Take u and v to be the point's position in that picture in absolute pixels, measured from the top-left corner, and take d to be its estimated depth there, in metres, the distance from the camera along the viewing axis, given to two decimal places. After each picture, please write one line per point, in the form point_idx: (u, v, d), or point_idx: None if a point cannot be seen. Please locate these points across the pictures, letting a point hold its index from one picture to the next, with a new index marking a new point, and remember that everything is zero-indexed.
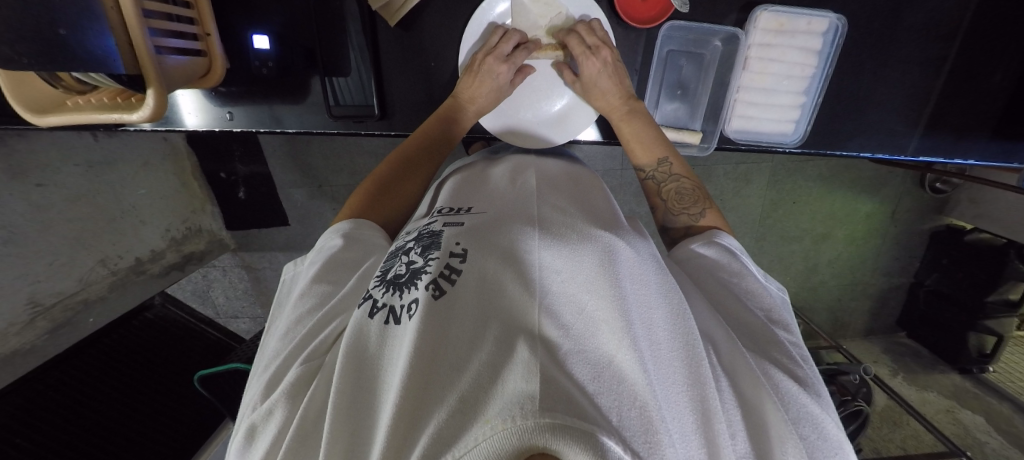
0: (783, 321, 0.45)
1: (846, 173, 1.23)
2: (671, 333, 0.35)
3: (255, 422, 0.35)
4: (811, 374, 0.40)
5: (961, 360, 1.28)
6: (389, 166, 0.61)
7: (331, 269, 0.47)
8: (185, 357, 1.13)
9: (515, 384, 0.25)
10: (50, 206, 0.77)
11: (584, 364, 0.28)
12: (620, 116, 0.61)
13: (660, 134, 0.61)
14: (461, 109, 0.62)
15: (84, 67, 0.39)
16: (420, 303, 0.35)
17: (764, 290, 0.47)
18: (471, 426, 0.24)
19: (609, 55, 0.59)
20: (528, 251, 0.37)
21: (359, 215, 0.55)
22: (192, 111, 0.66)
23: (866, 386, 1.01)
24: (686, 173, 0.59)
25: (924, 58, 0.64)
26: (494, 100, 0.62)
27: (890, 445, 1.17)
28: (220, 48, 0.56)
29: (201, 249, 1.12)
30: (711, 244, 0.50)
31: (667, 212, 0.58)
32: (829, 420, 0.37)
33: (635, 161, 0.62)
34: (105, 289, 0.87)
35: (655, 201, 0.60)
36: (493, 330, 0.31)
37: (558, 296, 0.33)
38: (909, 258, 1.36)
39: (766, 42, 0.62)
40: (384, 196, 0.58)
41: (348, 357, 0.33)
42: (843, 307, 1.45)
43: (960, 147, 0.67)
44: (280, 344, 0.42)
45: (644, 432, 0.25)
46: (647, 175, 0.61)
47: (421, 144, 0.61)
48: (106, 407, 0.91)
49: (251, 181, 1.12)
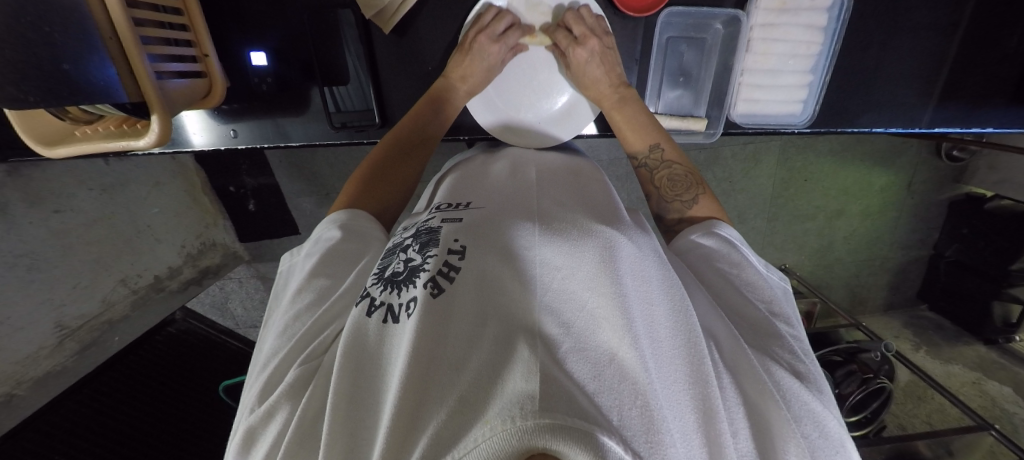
0: (785, 315, 0.44)
1: (857, 146, 1.20)
2: (672, 330, 0.34)
3: (253, 425, 0.36)
4: (813, 371, 0.40)
5: (985, 331, 1.26)
6: (380, 152, 0.60)
7: (329, 261, 0.48)
8: (208, 370, 1.17)
9: (515, 383, 0.25)
10: (69, 231, 0.79)
11: (584, 361, 0.28)
12: (611, 105, 0.61)
13: (651, 119, 0.60)
14: (452, 90, 0.61)
15: (89, 99, 0.40)
16: (418, 301, 0.35)
17: (764, 283, 0.46)
18: (471, 427, 0.24)
19: (595, 44, 0.58)
20: (526, 248, 0.37)
21: (353, 204, 0.55)
22: (197, 131, 0.67)
23: (889, 363, 0.99)
24: (680, 160, 0.58)
25: (935, 26, 0.61)
26: (486, 79, 0.62)
27: (915, 421, 1.15)
28: (219, 68, 0.57)
29: (216, 263, 1.14)
30: (710, 234, 0.50)
31: (660, 200, 0.58)
32: (832, 418, 0.37)
33: (629, 148, 0.61)
34: (127, 308, 0.90)
35: (649, 189, 0.60)
36: (493, 330, 0.31)
37: (558, 293, 0.33)
38: (927, 230, 1.33)
39: (770, 22, 0.60)
40: (376, 186, 0.58)
41: (348, 352, 0.34)
42: (861, 283, 1.42)
43: (977, 117, 0.65)
44: (279, 340, 0.42)
45: (646, 432, 0.25)
46: (640, 163, 0.61)
47: (415, 135, 0.61)
48: (133, 420, 0.94)
49: (260, 193, 1.12)
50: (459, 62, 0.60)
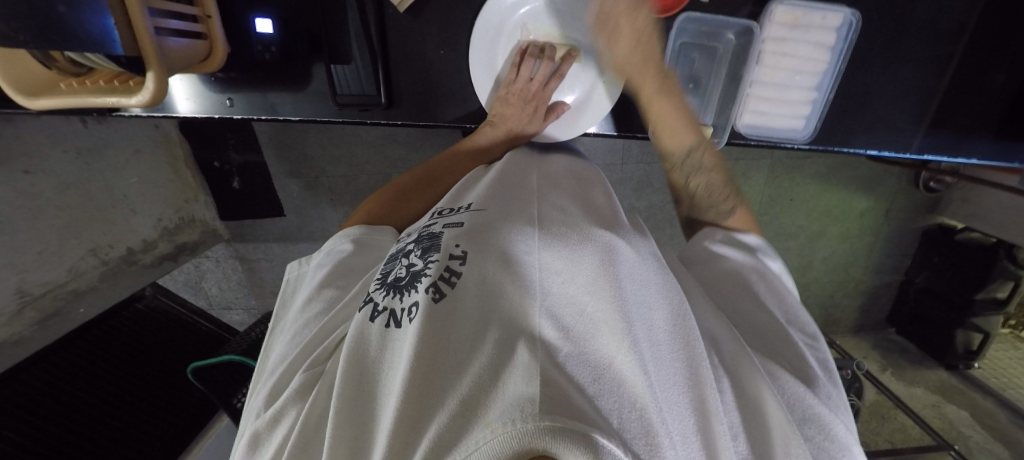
0: (800, 323, 0.46)
1: (842, 171, 1.23)
2: (672, 333, 0.34)
3: (260, 430, 0.36)
4: (817, 374, 0.41)
5: (948, 356, 1.32)
6: (411, 174, 0.64)
7: (339, 273, 0.48)
8: (179, 349, 1.13)
9: (516, 386, 0.24)
10: (37, 194, 0.75)
11: (583, 365, 0.27)
12: (654, 91, 0.59)
13: (688, 115, 0.61)
14: (484, 132, 0.64)
15: (81, 48, 0.37)
16: (420, 306, 0.34)
17: (786, 290, 0.49)
18: (471, 429, 0.23)
19: (643, 22, 0.56)
20: (524, 252, 0.36)
21: (370, 221, 0.56)
22: (186, 98, 0.65)
23: (859, 381, 1.03)
24: (718, 166, 0.62)
25: (931, 57, 0.64)
26: (522, 122, 0.64)
27: (878, 439, 1.20)
28: (220, 30, 0.55)
29: (193, 239, 1.09)
30: (731, 242, 0.54)
31: (695, 206, 0.64)
32: (837, 422, 0.37)
33: (663, 147, 0.63)
34: (97, 278, 0.86)
35: (684, 194, 0.64)
36: (494, 334, 0.30)
37: (557, 298, 0.32)
38: (900, 256, 1.38)
39: (780, 37, 0.62)
40: (397, 209, 0.59)
41: (349, 361, 0.33)
42: (834, 303, 1.47)
43: (963, 146, 0.68)
44: (286, 348, 0.42)
45: (645, 435, 0.24)
46: (677, 165, 0.63)
47: (448, 159, 0.66)
48: (93, 400, 0.90)
49: (245, 171, 1.08)
50: (506, 109, 0.63)
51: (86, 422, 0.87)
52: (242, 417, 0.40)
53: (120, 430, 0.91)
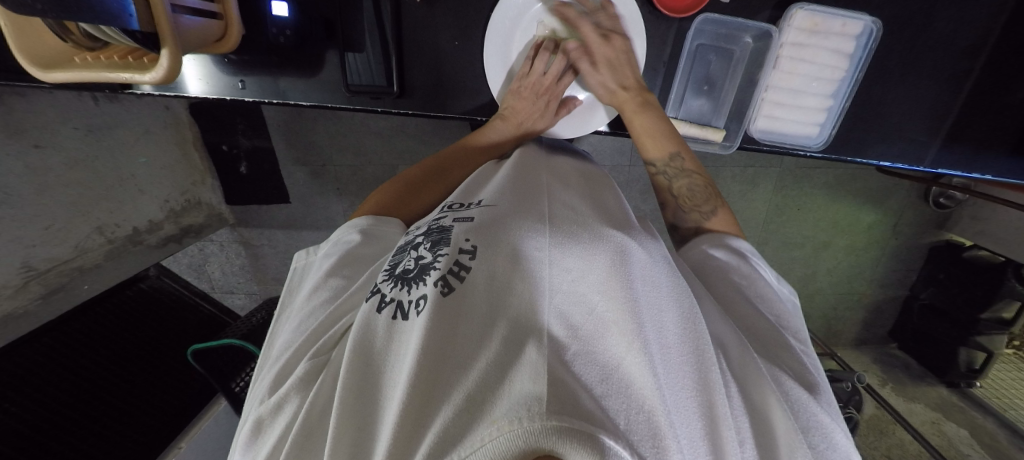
0: (794, 328, 0.45)
1: (852, 182, 1.22)
2: (682, 337, 0.34)
3: (262, 415, 0.36)
4: (819, 381, 0.40)
5: (950, 374, 1.31)
6: (420, 166, 0.63)
7: (346, 263, 0.48)
8: (182, 331, 1.13)
9: (523, 384, 0.24)
10: (45, 169, 0.75)
11: (591, 366, 0.28)
12: (633, 109, 0.59)
13: (670, 127, 0.60)
14: (496, 127, 0.64)
15: (97, 21, 0.37)
16: (428, 299, 0.34)
17: (775, 296, 0.47)
18: (476, 425, 0.23)
19: (621, 44, 0.60)
20: (536, 249, 0.35)
21: (377, 212, 0.56)
22: (197, 78, 0.65)
23: (858, 394, 1.02)
24: (699, 171, 0.59)
25: (950, 70, 0.63)
26: (532, 118, 0.64)
27: (876, 453, 1.19)
28: (236, 12, 0.55)
29: (199, 222, 1.10)
30: (721, 246, 0.51)
31: (678, 209, 0.58)
32: (839, 432, 0.37)
33: (645, 155, 0.60)
34: (101, 257, 0.86)
35: (666, 197, 0.59)
36: (503, 329, 0.30)
37: (568, 296, 0.32)
38: (906, 271, 1.37)
39: (800, 42, 0.61)
40: (404, 202, 0.59)
41: (356, 351, 0.33)
42: (837, 316, 1.46)
43: (977, 162, 0.67)
44: (292, 336, 0.42)
45: (652, 437, 0.24)
46: (658, 170, 0.60)
47: (456, 154, 0.65)
48: (93, 376, 0.90)
49: (253, 156, 1.09)
50: (518, 102, 0.62)
51: (85, 398, 0.87)
52: (246, 404, 0.40)
53: (120, 407, 0.92)
